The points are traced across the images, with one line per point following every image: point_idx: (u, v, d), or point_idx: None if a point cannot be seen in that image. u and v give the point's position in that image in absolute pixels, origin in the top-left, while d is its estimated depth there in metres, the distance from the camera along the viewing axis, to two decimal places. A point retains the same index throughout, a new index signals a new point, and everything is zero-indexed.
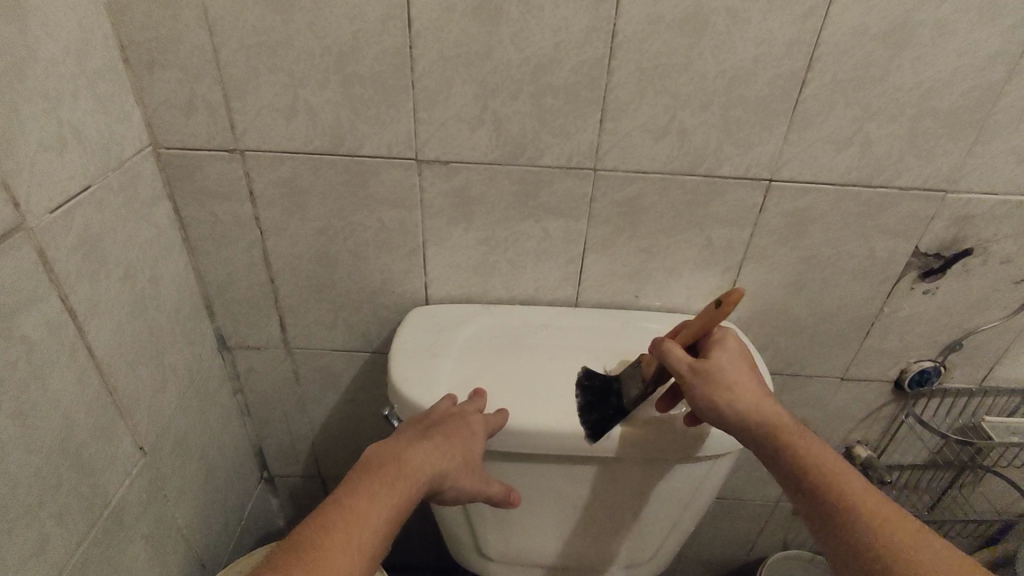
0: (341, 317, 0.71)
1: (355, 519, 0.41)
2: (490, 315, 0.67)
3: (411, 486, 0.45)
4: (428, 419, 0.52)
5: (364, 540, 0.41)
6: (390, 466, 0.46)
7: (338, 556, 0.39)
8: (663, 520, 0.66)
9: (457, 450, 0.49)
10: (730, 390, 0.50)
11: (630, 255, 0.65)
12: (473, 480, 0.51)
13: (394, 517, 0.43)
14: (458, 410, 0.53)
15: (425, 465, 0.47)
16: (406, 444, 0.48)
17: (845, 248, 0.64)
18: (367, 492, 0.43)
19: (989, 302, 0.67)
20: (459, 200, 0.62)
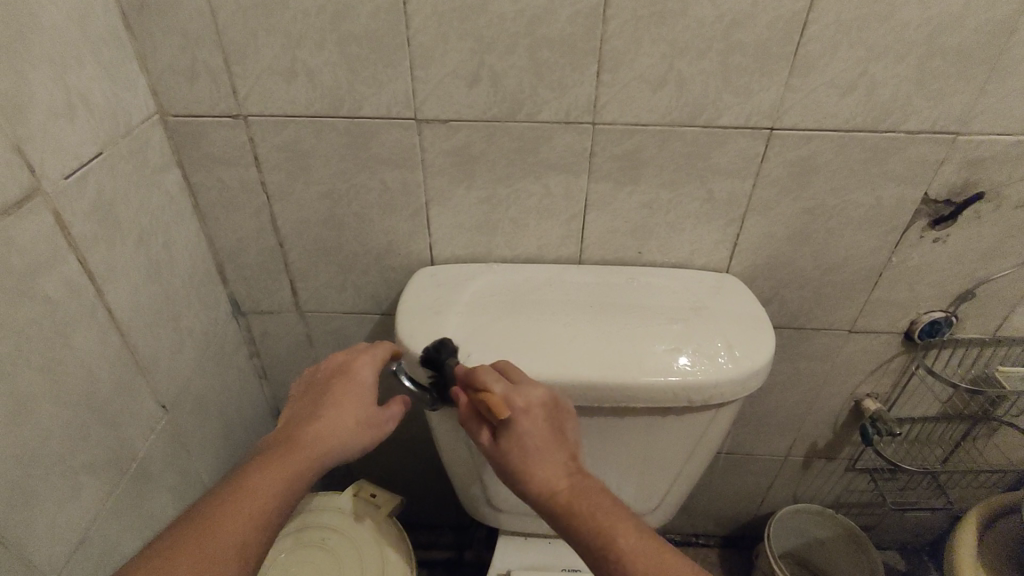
0: (350, 280, 0.72)
1: (242, 492, 0.45)
2: (494, 273, 0.67)
3: (301, 455, 0.48)
4: (319, 384, 0.55)
5: (250, 509, 0.44)
6: (280, 443, 0.49)
7: (220, 525, 0.43)
8: (668, 471, 0.68)
9: (349, 414, 0.52)
10: (525, 465, 0.49)
11: (632, 210, 0.65)
12: (378, 430, 0.53)
13: (282, 482, 0.47)
14: (342, 364, 0.55)
15: (316, 434, 0.50)
16: (300, 418, 0.52)
17: (852, 197, 0.63)
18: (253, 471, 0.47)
19: (1002, 250, 0.66)
20: (460, 158, 0.62)
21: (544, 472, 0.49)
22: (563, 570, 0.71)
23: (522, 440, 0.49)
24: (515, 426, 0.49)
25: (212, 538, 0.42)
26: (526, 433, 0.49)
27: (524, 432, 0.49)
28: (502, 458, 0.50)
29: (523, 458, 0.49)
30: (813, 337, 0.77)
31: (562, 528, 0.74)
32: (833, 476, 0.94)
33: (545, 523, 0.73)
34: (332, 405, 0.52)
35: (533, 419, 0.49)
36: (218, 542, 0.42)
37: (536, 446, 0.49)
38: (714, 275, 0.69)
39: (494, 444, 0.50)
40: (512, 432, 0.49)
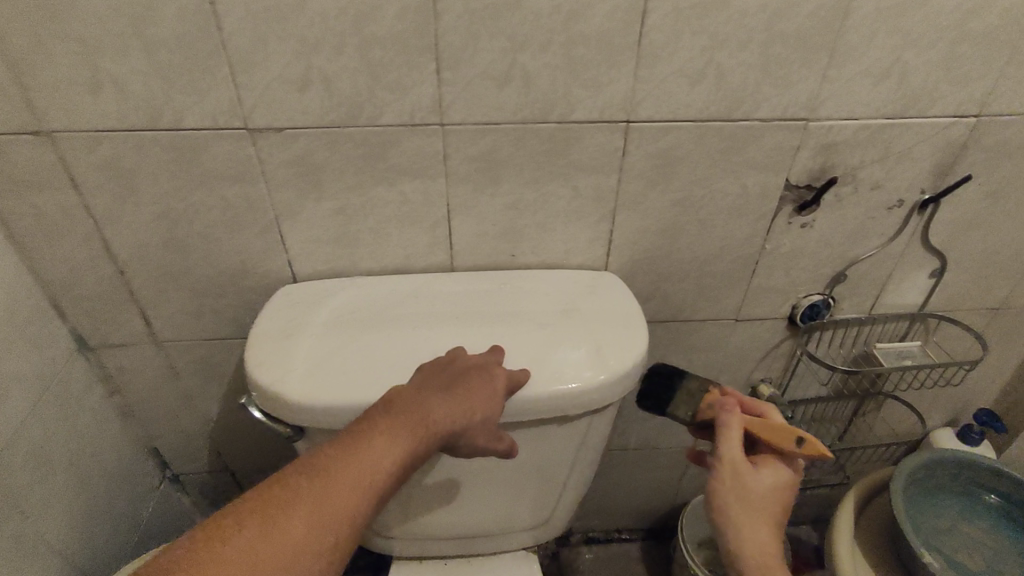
0: (207, 304, 0.67)
1: (318, 492, 0.43)
2: (357, 288, 0.64)
3: (381, 454, 0.45)
4: (461, 369, 0.53)
5: (325, 515, 0.42)
6: (361, 429, 0.47)
7: (291, 531, 0.41)
8: (553, 477, 0.66)
9: (448, 412, 0.49)
10: (761, 504, 0.46)
11: (497, 212, 0.63)
12: (489, 436, 0.53)
13: (360, 486, 0.44)
14: (482, 362, 0.54)
15: (400, 431, 0.47)
16: (417, 402, 0.49)
17: (716, 186, 0.62)
18: (365, 446, 0.45)
19: (865, 230, 0.68)
20: (305, 169, 0.58)
21: (762, 539, 0.46)
22: None
23: (772, 492, 0.47)
24: (760, 477, 0.47)
25: (280, 546, 0.40)
26: (765, 485, 0.47)
27: (756, 481, 0.47)
28: (744, 476, 0.47)
29: (765, 495, 0.47)
30: (701, 328, 0.76)
31: (458, 546, 0.72)
32: None
33: (437, 543, 0.71)
34: (465, 399, 0.50)
35: (795, 481, 0.48)
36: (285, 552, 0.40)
37: (764, 506, 0.46)
38: (591, 274, 0.67)
39: (742, 485, 0.46)
40: (748, 487, 0.46)
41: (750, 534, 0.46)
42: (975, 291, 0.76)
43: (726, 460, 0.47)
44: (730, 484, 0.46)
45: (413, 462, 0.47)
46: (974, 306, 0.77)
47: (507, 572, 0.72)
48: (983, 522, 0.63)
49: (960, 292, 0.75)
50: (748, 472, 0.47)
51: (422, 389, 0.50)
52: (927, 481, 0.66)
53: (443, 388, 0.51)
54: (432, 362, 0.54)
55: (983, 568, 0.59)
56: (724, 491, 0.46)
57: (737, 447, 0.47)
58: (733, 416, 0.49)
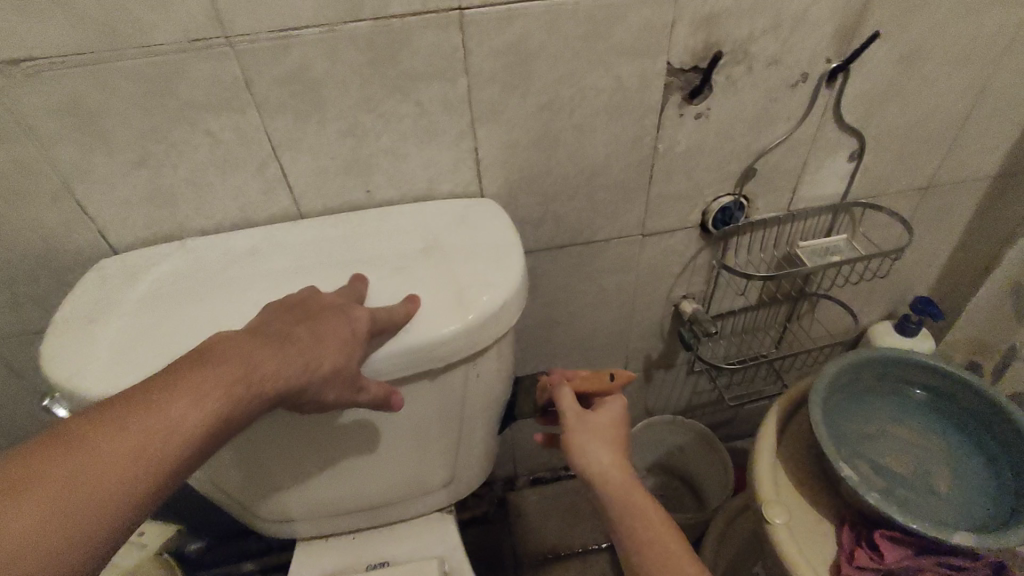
0: (21, 293, 0.57)
1: (71, 467, 0.31)
2: (187, 253, 0.54)
3: (173, 417, 0.33)
4: (312, 309, 0.42)
5: (75, 500, 0.30)
6: (156, 383, 0.34)
7: (11, 523, 0.28)
8: (451, 438, 0.60)
9: (282, 362, 0.37)
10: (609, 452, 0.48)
11: (334, 143, 0.53)
12: (346, 391, 0.42)
13: (135, 462, 0.32)
14: (343, 303, 0.43)
15: (205, 384, 0.35)
16: (240, 349, 0.37)
17: (586, 82, 0.53)
18: (167, 402, 0.34)
19: (769, 116, 0.59)
20: (74, 116, 0.47)
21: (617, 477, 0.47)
22: (365, 569, 0.64)
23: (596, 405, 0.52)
24: (597, 414, 0.50)
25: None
26: (602, 419, 0.49)
27: (596, 421, 0.49)
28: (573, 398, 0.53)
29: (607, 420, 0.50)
30: (607, 250, 0.68)
31: (367, 518, 0.66)
32: (677, 381, 0.90)
33: (343, 519, 0.65)
34: (309, 344, 0.39)
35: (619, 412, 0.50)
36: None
37: (597, 430, 0.49)
38: (463, 202, 0.58)
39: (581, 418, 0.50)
40: (586, 427, 0.49)
41: (592, 448, 0.48)
42: (900, 172, 0.69)
43: (570, 413, 0.50)
44: (575, 430, 0.49)
45: (227, 428, 0.36)
46: (900, 190, 0.70)
47: (421, 539, 0.67)
48: (913, 421, 0.59)
49: (884, 175, 0.68)
50: (583, 413, 0.50)
51: (251, 334, 0.38)
52: (853, 385, 0.60)
53: (283, 332, 0.39)
54: (279, 302, 0.43)
55: (912, 471, 0.55)
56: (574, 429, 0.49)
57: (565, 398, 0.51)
58: (563, 384, 0.53)
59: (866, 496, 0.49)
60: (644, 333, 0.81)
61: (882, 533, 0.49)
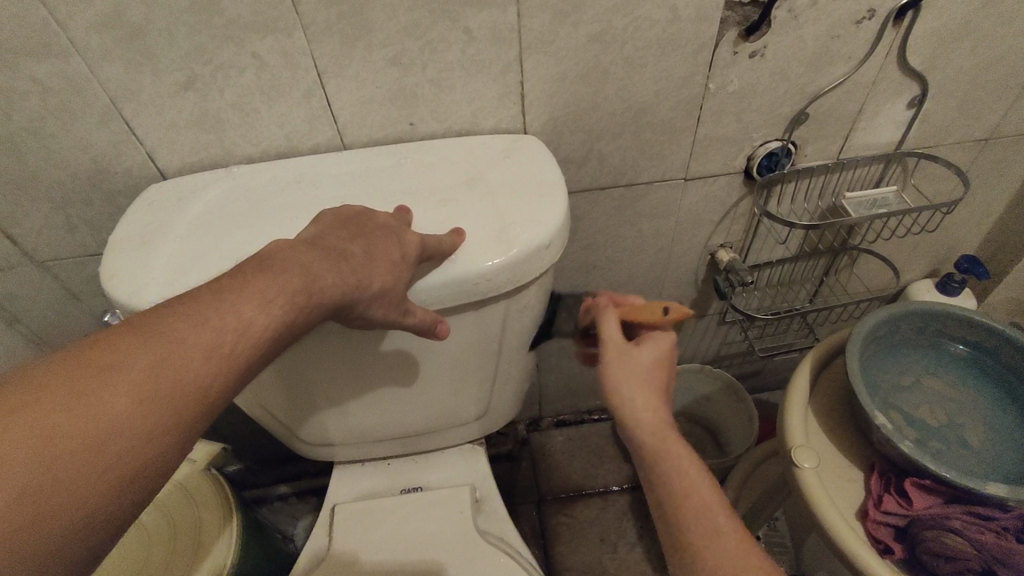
0: (76, 216, 0.59)
1: (156, 353, 0.31)
2: (233, 181, 0.55)
3: (243, 317, 0.34)
4: (364, 227, 0.43)
5: (162, 384, 0.31)
6: (223, 286, 0.35)
7: (111, 402, 0.29)
8: (486, 372, 0.61)
9: (337, 274, 0.38)
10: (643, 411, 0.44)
11: (380, 71, 0.52)
12: (392, 311, 0.42)
13: (212, 355, 0.33)
14: (395, 225, 0.44)
15: (272, 291, 0.35)
16: (300, 259, 0.37)
17: (640, 13, 0.51)
18: (237, 302, 0.34)
19: (828, 55, 0.57)
20: (124, 34, 0.47)
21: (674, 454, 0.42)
22: (401, 492, 0.68)
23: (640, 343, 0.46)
24: (641, 352, 0.45)
25: (91, 417, 0.29)
26: (644, 362, 0.45)
27: (636, 361, 0.45)
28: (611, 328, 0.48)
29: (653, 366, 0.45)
30: (648, 193, 0.67)
31: (402, 446, 0.69)
32: (707, 330, 0.90)
33: (380, 446, 0.68)
34: (361, 262, 0.39)
35: (654, 355, 0.45)
36: (95, 427, 0.29)
37: (634, 372, 0.44)
38: (507, 137, 0.57)
39: (621, 358, 0.45)
40: (626, 368, 0.44)
41: (626, 390, 0.44)
42: (961, 120, 0.65)
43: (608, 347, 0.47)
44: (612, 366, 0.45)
45: (288, 334, 0.36)
46: (958, 139, 0.68)
47: (454, 468, 0.70)
48: (951, 374, 0.58)
49: (943, 123, 0.65)
50: (623, 349, 0.46)
51: (308, 246, 0.39)
52: (891, 337, 0.60)
53: (338, 247, 0.39)
54: (332, 217, 0.43)
55: (947, 423, 0.55)
56: (610, 366, 0.45)
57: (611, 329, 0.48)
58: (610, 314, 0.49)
59: (898, 443, 0.49)
60: (679, 280, 0.80)
61: (914, 481, 0.49)
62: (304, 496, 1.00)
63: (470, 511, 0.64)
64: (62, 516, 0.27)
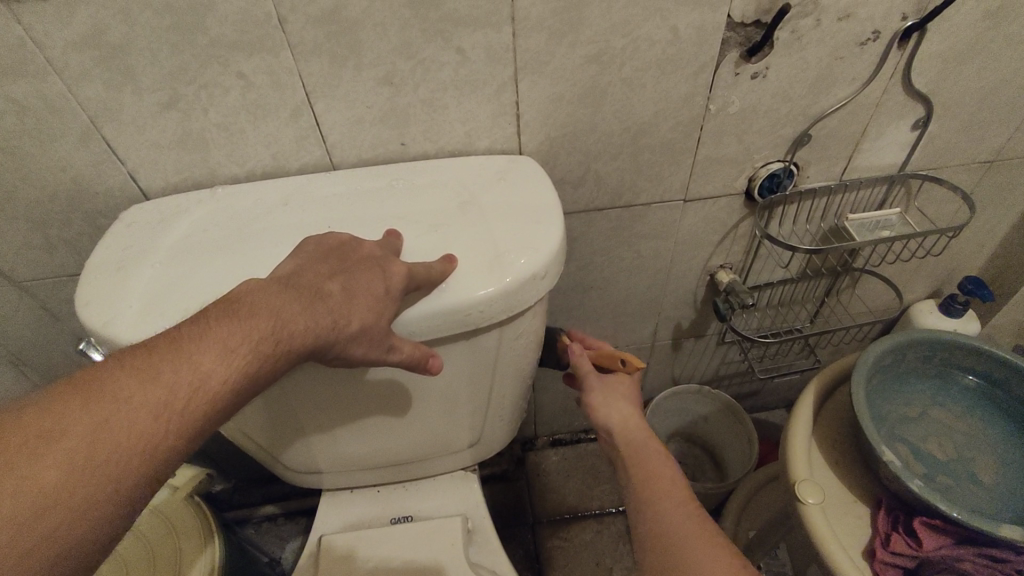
0: (55, 236, 0.57)
1: (103, 415, 0.30)
2: (217, 202, 0.53)
3: (202, 368, 0.32)
4: (348, 259, 0.41)
5: (109, 448, 0.30)
6: (185, 333, 0.34)
7: (53, 469, 0.28)
8: (479, 399, 0.59)
9: (311, 317, 0.36)
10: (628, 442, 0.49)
11: (370, 90, 0.51)
12: (375, 349, 0.40)
13: (165, 413, 0.31)
14: (379, 256, 0.42)
15: (236, 340, 0.34)
16: (270, 302, 0.36)
17: (639, 34, 0.50)
18: (197, 353, 0.33)
19: (832, 77, 0.55)
20: (103, 53, 0.45)
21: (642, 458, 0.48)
22: (391, 522, 0.66)
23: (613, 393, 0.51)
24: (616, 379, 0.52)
25: (28, 486, 0.27)
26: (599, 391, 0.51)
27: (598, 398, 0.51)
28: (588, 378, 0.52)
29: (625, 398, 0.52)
30: (646, 214, 0.66)
31: (393, 473, 0.66)
32: (706, 351, 0.88)
33: (369, 473, 0.66)
34: (338, 302, 0.38)
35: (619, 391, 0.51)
36: (32, 499, 0.27)
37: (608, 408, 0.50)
38: (502, 158, 0.56)
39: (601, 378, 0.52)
40: (604, 390, 0.51)
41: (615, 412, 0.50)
42: (965, 142, 0.64)
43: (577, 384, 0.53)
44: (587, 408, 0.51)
45: (253, 384, 0.35)
46: (963, 161, 0.66)
47: (446, 496, 0.68)
48: (959, 406, 0.56)
49: (948, 145, 0.64)
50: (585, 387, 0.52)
51: (280, 286, 0.37)
52: (897, 366, 0.58)
53: (314, 286, 0.38)
54: (315, 249, 0.41)
55: (956, 457, 0.53)
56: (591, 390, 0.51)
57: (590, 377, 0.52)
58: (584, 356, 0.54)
59: (907, 482, 0.47)
60: (678, 300, 0.79)
61: (922, 520, 0.48)
62: (293, 517, 0.98)
63: (462, 543, 0.61)
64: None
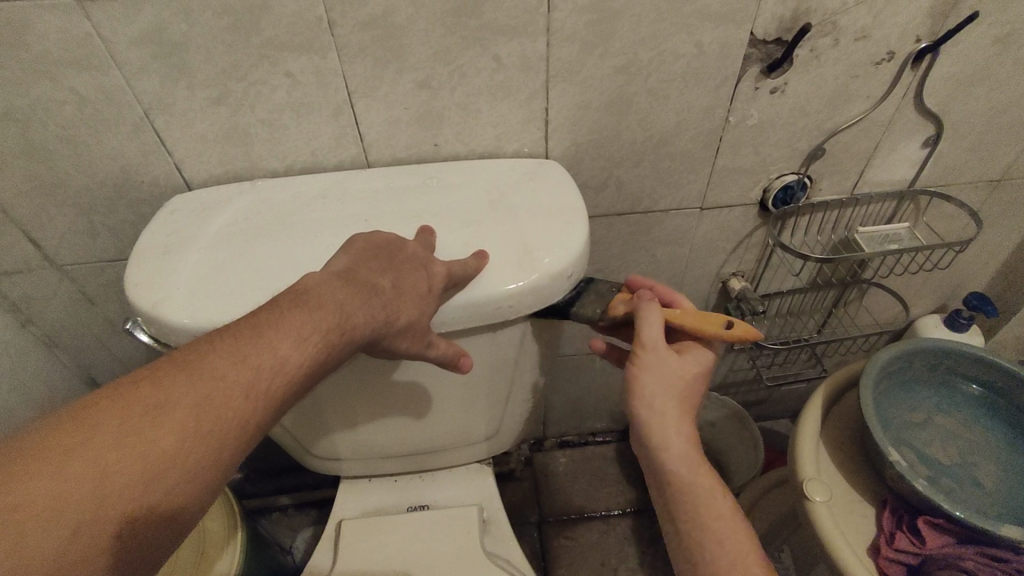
0: (99, 222, 0.59)
1: (200, 393, 0.33)
2: (258, 193, 0.56)
3: (280, 355, 0.35)
4: (395, 258, 0.43)
5: (206, 423, 0.32)
6: (261, 320, 0.36)
7: (163, 439, 0.31)
8: (499, 392, 0.61)
9: (368, 312, 0.39)
10: (671, 434, 0.42)
11: (409, 93, 0.53)
12: (416, 343, 0.43)
13: (252, 393, 0.34)
14: (424, 256, 0.44)
15: (307, 330, 0.36)
16: (335, 296, 0.38)
17: (666, 47, 0.52)
18: (276, 340, 0.35)
19: (848, 93, 0.58)
20: (163, 50, 0.48)
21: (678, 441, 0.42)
22: (408, 510, 0.68)
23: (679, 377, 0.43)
24: (681, 363, 0.44)
25: (143, 453, 0.30)
26: (683, 370, 0.43)
27: (674, 372, 0.43)
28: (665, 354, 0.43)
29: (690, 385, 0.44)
30: (663, 221, 0.68)
31: (411, 463, 0.68)
32: (715, 357, 0.90)
33: (389, 462, 0.68)
34: (391, 298, 0.40)
35: (681, 369, 0.43)
36: (147, 465, 0.30)
37: (673, 386, 0.43)
38: (531, 161, 0.58)
39: (666, 363, 0.43)
40: (664, 373, 0.43)
41: (660, 400, 0.42)
42: (973, 161, 0.67)
43: (648, 344, 0.43)
44: (653, 376, 0.43)
45: (321, 370, 0.37)
46: (971, 179, 0.69)
47: (461, 486, 0.70)
48: (961, 413, 0.59)
49: (957, 163, 0.66)
50: (668, 358, 0.43)
51: (343, 281, 0.39)
52: (903, 373, 0.60)
53: (370, 282, 0.40)
54: (365, 244, 0.44)
55: (957, 461, 0.55)
56: (648, 369, 0.43)
57: (654, 325, 0.44)
58: (653, 308, 0.45)
59: (912, 481, 0.49)
60: (690, 306, 0.81)
61: (925, 518, 0.50)
62: (304, 508, 1.00)
63: (478, 532, 0.63)
64: (119, 547, 0.29)
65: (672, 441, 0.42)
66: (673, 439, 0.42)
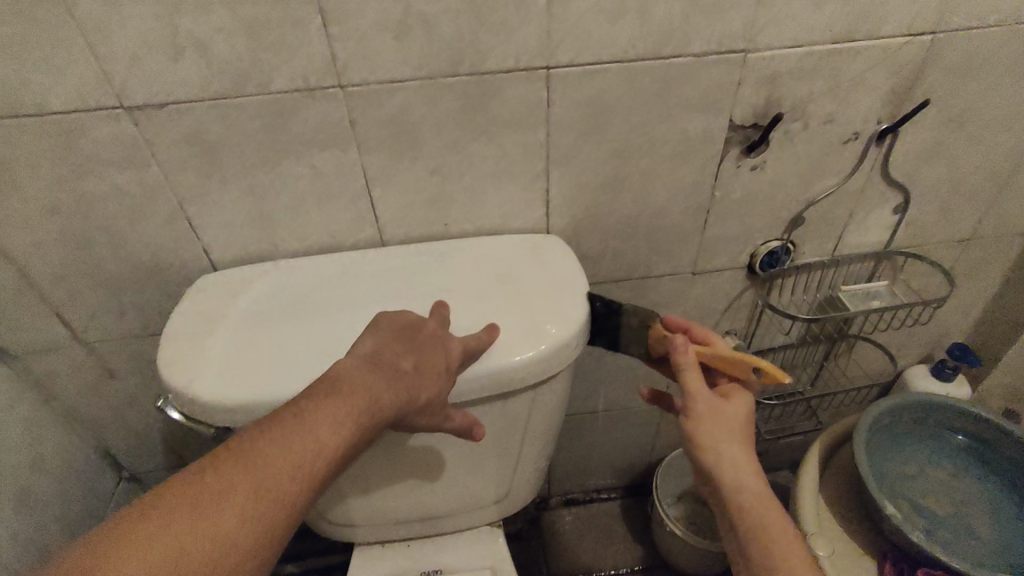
0: (128, 302, 0.63)
1: (256, 478, 0.36)
2: (281, 272, 0.60)
3: (319, 439, 0.38)
4: (416, 337, 0.47)
5: (263, 505, 0.36)
6: (300, 406, 0.39)
7: (227, 522, 0.34)
8: (509, 455, 0.63)
9: (394, 394, 0.42)
10: (738, 468, 0.45)
11: (422, 179, 0.58)
12: (436, 418, 0.46)
13: (298, 475, 0.37)
14: (442, 335, 0.48)
15: (342, 414, 0.39)
16: (364, 380, 0.41)
17: (654, 133, 0.58)
18: (316, 425, 0.39)
19: (822, 168, 0.63)
20: (200, 149, 0.52)
21: (741, 472, 0.45)
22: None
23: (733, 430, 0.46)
24: (732, 407, 0.47)
25: (210, 536, 0.34)
26: (738, 415, 0.47)
27: (731, 415, 0.46)
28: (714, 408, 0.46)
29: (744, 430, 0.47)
30: (658, 286, 0.72)
31: (423, 527, 0.70)
32: None
33: (401, 527, 0.69)
34: (413, 379, 0.43)
35: (729, 415, 0.46)
36: (214, 547, 0.34)
37: (732, 428, 0.46)
38: (535, 237, 0.63)
39: (718, 407, 0.46)
40: (722, 423, 0.46)
41: (725, 449, 0.45)
42: (942, 224, 0.72)
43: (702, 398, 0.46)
44: (708, 426, 0.46)
45: (353, 450, 0.41)
46: (942, 239, 0.74)
47: (473, 550, 0.71)
48: (952, 464, 0.62)
49: (927, 226, 0.72)
50: (722, 406, 0.46)
51: (370, 365, 0.43)
52: (894, 427, 0.63)
53: (394, 365, 0.43)
54: (389, 325, 0.47)
55: (952, 512, 0.58)
56: (704, 424, 0.46)
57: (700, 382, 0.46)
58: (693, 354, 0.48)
59: (909, 534, 0.52)
60: None
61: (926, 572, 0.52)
62: None
63: None
64: None
65: (746, 484, 0.45)
66: (741, 477, 0.45)
